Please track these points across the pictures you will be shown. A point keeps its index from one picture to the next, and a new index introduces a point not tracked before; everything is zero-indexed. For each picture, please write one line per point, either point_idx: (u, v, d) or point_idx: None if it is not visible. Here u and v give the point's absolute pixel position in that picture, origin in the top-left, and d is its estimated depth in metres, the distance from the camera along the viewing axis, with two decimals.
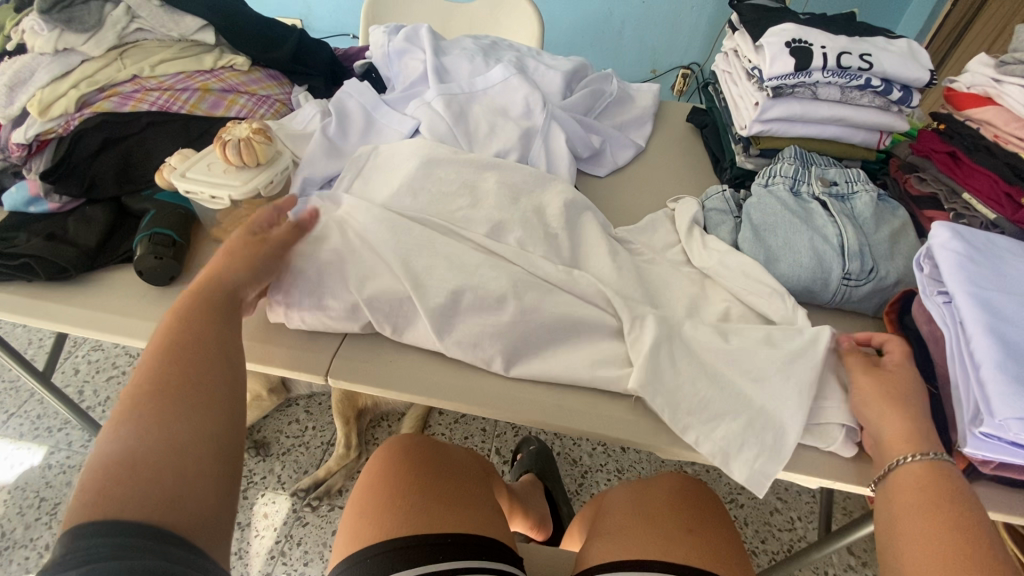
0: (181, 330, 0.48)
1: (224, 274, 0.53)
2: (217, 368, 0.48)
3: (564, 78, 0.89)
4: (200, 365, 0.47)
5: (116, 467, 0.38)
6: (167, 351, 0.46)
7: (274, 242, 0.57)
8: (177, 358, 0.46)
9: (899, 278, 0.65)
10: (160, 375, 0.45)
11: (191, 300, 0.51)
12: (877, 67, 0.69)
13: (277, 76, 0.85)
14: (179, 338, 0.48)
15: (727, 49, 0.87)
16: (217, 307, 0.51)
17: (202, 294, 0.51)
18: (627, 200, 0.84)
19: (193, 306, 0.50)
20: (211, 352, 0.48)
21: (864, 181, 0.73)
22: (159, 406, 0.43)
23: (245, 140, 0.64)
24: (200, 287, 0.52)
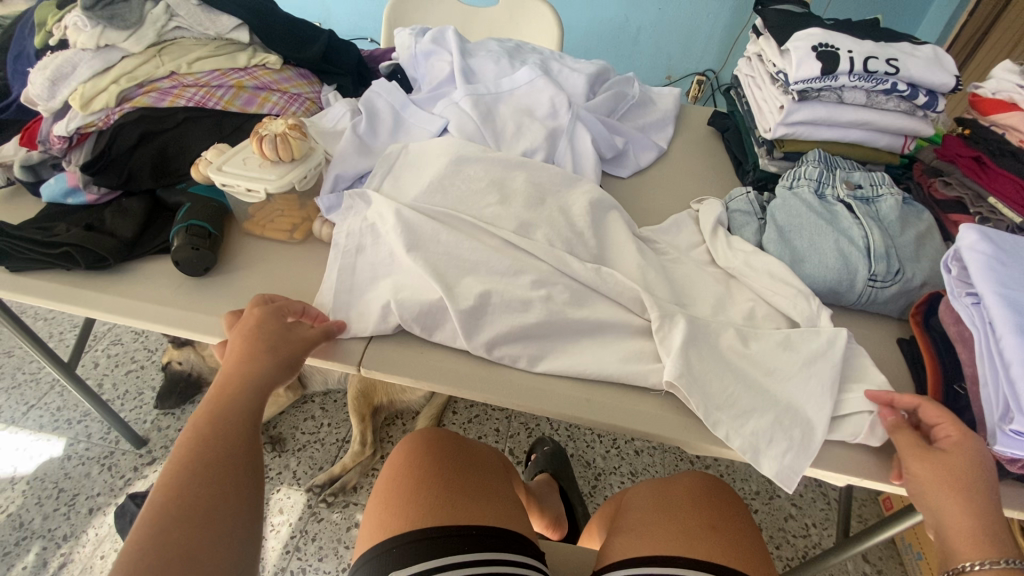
0: (218, 405, 0.50)
1: (254, 370, 0.52)
2: (246, 442, 0.50)
3: (588, 80, 0.90)
4: (230, 485, 0.46)
5: (182, 495, 0.44)
6: (208, 419, 0.49)
7: (305, 337, 0.56)
8: (210, 448, 0.47)
9: (924, 280, 0.65)
10: (194, 466, 0.46)
11: (216, 395, 0.51)
12: (903, 72, 0.69)
13: (307, 75, 0.87)
14: (219, 413, 0.50)
15: (751, 54, 0.88)
16: (249, 400, 0.52)
17: (246, 367, 0.52)
18: (651, 201, 0.85)
19: (234, 394, 0.51)
20: (246, 462, 0.49)
21: (889, 184, 0.73)
22: (187, 518, 0.43)
23: (282, 135, 0.65)
24: (228, 384, 0.52)
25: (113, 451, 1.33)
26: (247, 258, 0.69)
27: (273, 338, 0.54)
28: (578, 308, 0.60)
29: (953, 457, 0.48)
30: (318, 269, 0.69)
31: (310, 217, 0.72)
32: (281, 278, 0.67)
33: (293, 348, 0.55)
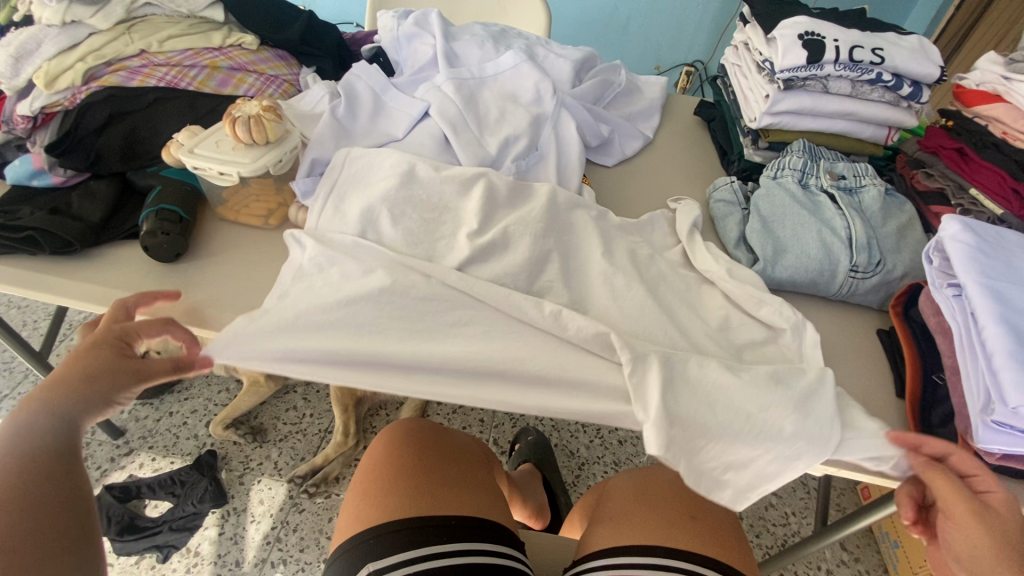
0: (29, 428, 0.46)
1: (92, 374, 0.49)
2: (67, 461, 0.47)
3: (574, 67, 0.88)
4: (52, 522, 0.43)
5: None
6: (41, 426, 0.46)
7: (142, 364, 0.52)
8: (11, 488, 0.42)
9: (905, 272, 0.65)
10: (1, 499, 0.42)
11: (53, 386, 0.48)
12: (888, 62, 0.69)
13: (285, 57, 0.84)
14: (29, 435, 0.46)
15: (738, 42, 0.87)
16: (65, 415, 0.48)
17: (66, 395, 0.48)
18: (636, 190, 0.84)
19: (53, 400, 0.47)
20: (58, 481, 0.45)
21: (872, 175, 0.73)
22: (18, 565, 0.40)
23: (256, 117, 0.63)
24: (55, 384, 0.48)
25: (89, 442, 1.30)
26: (221, 243, 0.67)
27: (106, 350, 0.51)
28: (558, 299, 0.60)
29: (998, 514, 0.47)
30: None
31: (287, 203, 0.71)
32: (256, 265, 0.65)
33: (142, 346, 0.53)
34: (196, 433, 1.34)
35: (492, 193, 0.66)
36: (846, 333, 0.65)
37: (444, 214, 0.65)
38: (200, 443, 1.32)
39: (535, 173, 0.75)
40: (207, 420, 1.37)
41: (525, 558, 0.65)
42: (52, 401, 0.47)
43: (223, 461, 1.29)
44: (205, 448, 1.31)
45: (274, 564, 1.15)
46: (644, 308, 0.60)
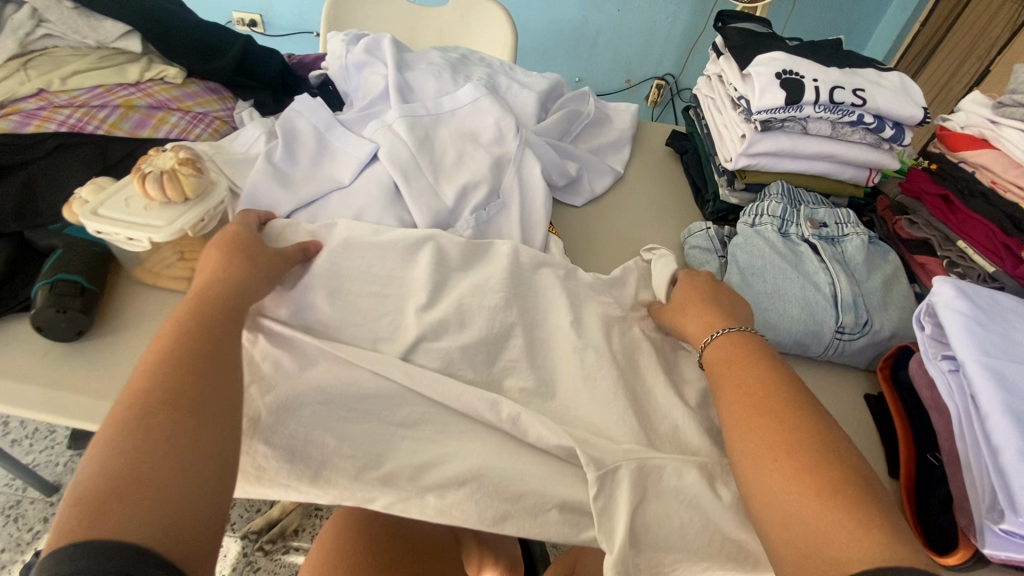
0: (161, 370, 0.38)
1: (237, 285, 0.48)
2: (224, 347, 0.42)
3: (539, 99, 0.82)
4: (203, 431, 0.36)
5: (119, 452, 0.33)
6: (171, 363, 0.38)
7: (263, 245, 0.54)
8: (152, 397, 0.36)
9: (893, 331, 0.61)
10: (153, 397, 0.36)
11: (198, 306, 0.44)
12: (870, 103, 0.65)
13: (218, 89, 0.76)
14: (170, 355, 0.39)
15: (711, 73, 0.82)
16: (229, 325, 0.44)
17: (188, 310, 0.44)
18: (607, 233, 0.78)
19: (189, 329, 0.41)
20: (212, 356, 0.41)
21: (854, 222, 0.69)
22: (115, 491, 0.31)
23: (169, 172, 0.55)
24: (205, 295, 0.46)
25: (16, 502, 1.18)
26: (135, 314, 0.58)
27: (252, 251, 0.52)
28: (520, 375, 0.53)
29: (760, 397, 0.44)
30: None
31: None
32: None
33: (261, 253, 0.53)
34: None
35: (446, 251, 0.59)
36: (833, 399, 0.60)
37: (393, 277, 0.57)
38: None
39: (497, 223, 0.68)
40: None
41: None
42: (151, 365, 0.38)
43: None
44: None
45: None
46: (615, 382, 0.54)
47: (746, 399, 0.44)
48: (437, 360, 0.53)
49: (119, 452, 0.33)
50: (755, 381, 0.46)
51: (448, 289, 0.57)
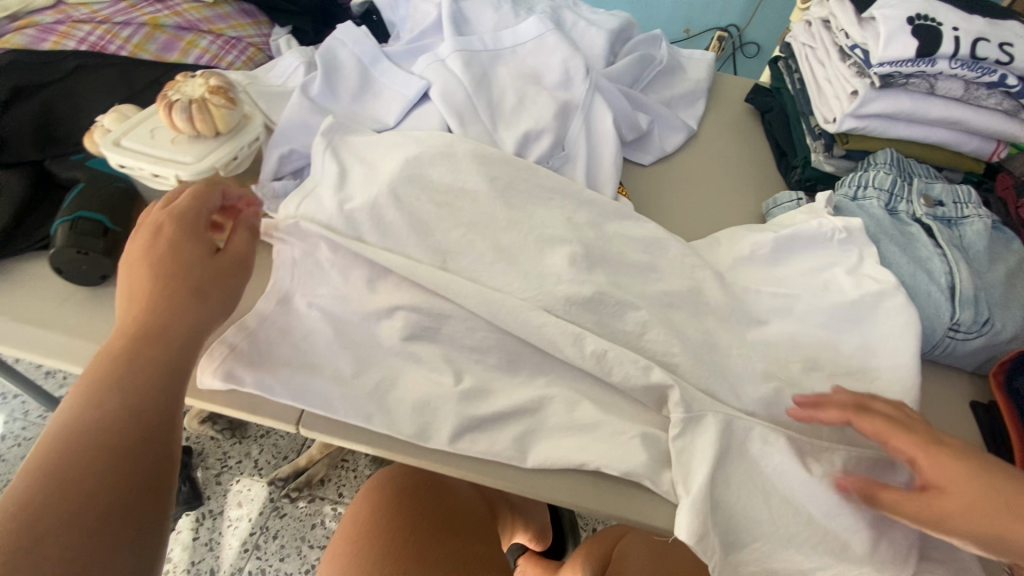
0: (112, 381, 0.37)
1: (170, 317, 0.40)
2: (179, 390, 0.39)
3: (609, 39, 0.72)
4: (140, 456, 0.35)
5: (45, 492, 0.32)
6: (120, 355, 0.38)
7: (232, 257, 0.45)
8: (111, 422, 0.35)
9: (1015, 333, 0.52)
10: (91, 430, 0.35)
11: (122, 358, 0.38)
12: (1017, 62, 0.55)
13: (253, 12, 0.68)
14: (117, 380, 0.37)
15: (813, 18, 0.71)
16: (182, 301, 0.41)
17: (168, 300, 0.40)
18: (677, 198, 0.69)
19: (140, 336, 0.39)
20: (153, 439, 0.36)
21: (976, 203, 0.58)
22: (62, 493, 0.32)
23: (198, 102, 0.48)
24: (162, 278, 0.41)
25: None
26: None
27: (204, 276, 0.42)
28: (582, 359, 0.47)
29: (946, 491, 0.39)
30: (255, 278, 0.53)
31: None
32: None
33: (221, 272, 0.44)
34: None
35: (504, 209, 0.52)
36: (933, 404, 0.53)
37: (444, 232, 0.50)
38: None
39: None
40: None
41: None
42: (122, 362, 0.38)
43: (199, 457, 1.20)
44: None
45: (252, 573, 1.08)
46: (691, 370, 0.48)
47: (971, 476, 0.38)
48: (489, 334, 0.48)
49: (52, 484, 0.32)
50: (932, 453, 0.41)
51: (505, 253, 0.50)
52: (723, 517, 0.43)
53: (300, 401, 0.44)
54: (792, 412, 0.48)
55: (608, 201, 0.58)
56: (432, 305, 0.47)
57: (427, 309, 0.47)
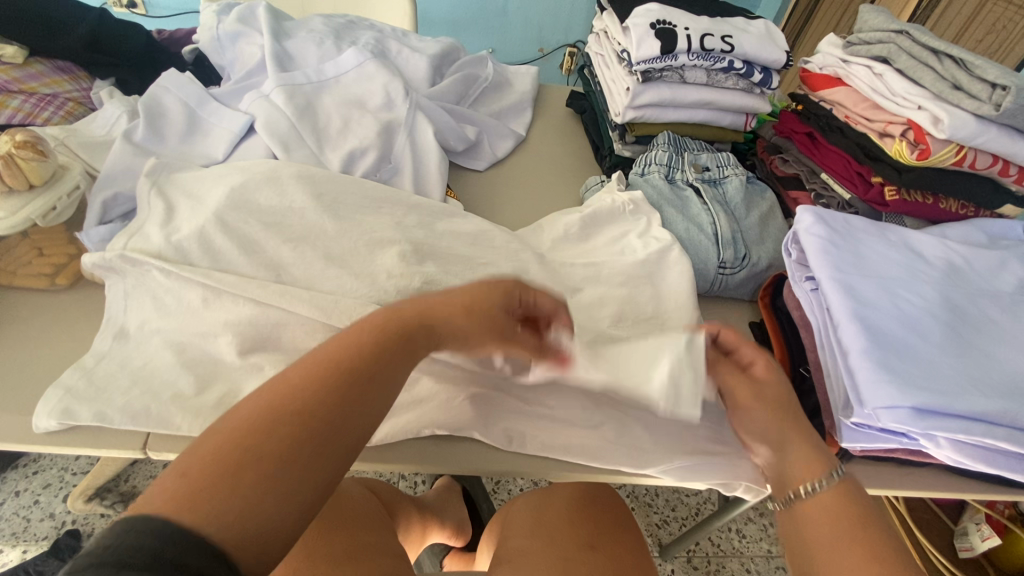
0: (228, 488, 0.30)
1: (336, 353, 0.38)
2: (256, 416, 0.33)
3: (430, 63, 0.80)
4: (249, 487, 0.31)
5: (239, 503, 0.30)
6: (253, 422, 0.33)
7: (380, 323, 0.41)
8: (323, 403, 0.35)
9: (770, 262, 0.65)
10: (204, 454, 0.32)
11: (269, 398, 0.34)
12: (738, 50, 0.68)
13: (69, 68, 0.69)
14: (253, 432, 0.33)
15: (598, 30, 0.83)
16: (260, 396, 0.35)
17: (288, 430, 0.33)
18: (509, 195, 0.78)
19: (303, 380, 0.36)
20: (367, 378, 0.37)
21: (734, 165, 0.72)
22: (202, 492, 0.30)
23: (3, 157, 0.49)
24: (269, 407, 0.34)
25: None
26: None
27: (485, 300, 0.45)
28: None
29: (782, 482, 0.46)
30: (94, 322, 0.55)
31: (83, 254, 0.58)
32: (44, 340, 0.53)
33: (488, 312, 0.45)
34: (52, 512, 1.15)
35: (332, 221, 0.58)
36: None
37: (275, 249, 0.54)
38: (58, 522, 1.14)
39: None
40: (65, 494, 1.17)
41: None
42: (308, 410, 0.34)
43: (90, 538, 1.12)
44: (65, 528, 1.13)
45: None
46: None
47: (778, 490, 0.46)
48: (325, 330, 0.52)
49: (208, 466, 0.31)
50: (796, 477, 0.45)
51: (337, 259, 0.56)
52: (547, 450, 0.50)
53: (145, 424, 0.47)
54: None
55: (435, 204, 0.65)
56: (268, 316, 0.51)
57: (264, 319, 0.51)
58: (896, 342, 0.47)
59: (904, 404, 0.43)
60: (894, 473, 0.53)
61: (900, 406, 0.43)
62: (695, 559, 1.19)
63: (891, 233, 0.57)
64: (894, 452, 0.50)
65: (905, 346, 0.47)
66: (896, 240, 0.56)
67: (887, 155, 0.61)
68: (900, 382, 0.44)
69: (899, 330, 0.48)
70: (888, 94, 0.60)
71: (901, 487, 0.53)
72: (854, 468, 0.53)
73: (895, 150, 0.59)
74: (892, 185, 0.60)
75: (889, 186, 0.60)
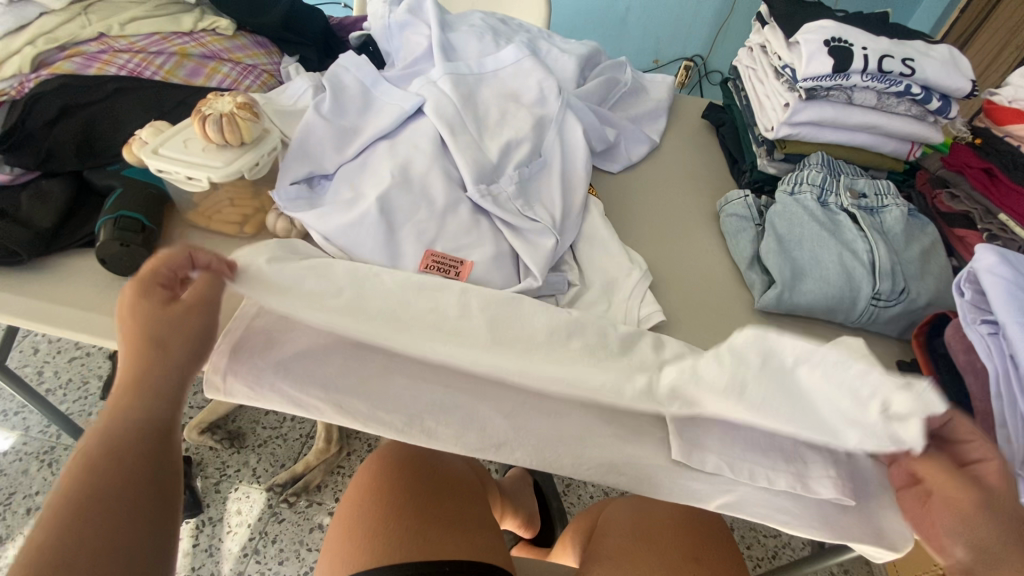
0: (73, 523, 0.37)
1: (116, 445, 0.41)
2: (111, 496, 0.39)
3: (578, 63, 0.83)
4: (111, 502, 0.39)
5: (69, 513, 0.38)
6: (100, 459, 0.40)
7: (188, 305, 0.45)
8: (125, 485, 0.40)
9: (929, 300, 0.61)
10: (84, 488, 0.39)
11: (81, 472, 0.39)
12: (919, 74, 0.64)
13: (265, 44, 0.78)
14: (114, 463, 0.41)
15: (754, 44, 0.82)
16: (108, 483, 0.40)
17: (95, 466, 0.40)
18: (644, 202, 0.79)
19: (100, 444, 0.41)
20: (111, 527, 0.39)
21: (894, 194, 0.69)
22: (71, 534, 0.37)
23: (228, 115, 0.56)
24: (91, 471, 0.40)
25: (53, 446, 1.25)
26: None
27: (161, 326, 0.44)
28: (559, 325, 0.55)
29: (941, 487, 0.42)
30: None
31: (265, 208, 0.64)
32: None
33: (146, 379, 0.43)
34: None
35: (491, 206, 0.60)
36: None
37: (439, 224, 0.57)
38: None
39: (538, 183, 0.68)
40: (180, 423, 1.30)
41: None
42: (93, 461, 0.40)
43: (198, 467, 1.24)
44: None
45: None
46: None
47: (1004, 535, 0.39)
48: None
49: (58, 514, 0.37)
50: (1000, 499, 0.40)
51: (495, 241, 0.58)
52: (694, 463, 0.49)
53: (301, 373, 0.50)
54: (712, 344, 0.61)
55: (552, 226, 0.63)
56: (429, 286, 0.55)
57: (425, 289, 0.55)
58: None
59: None
60: None
61: None
62: None
63: None
64: None
65: None
66: None
67: None
68: None
69: None
70: None
71: None
72: None
73: None
74: None
75: None
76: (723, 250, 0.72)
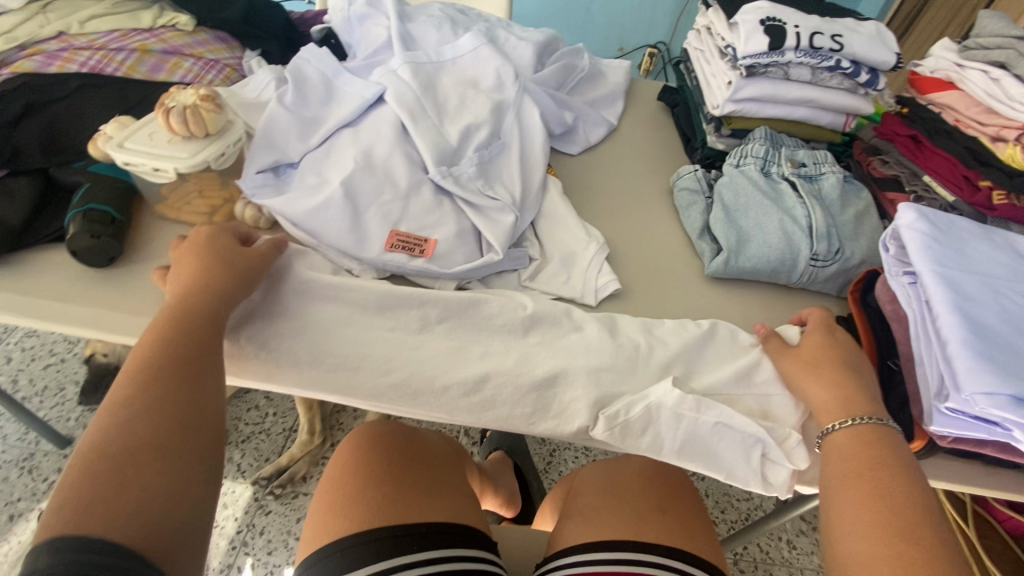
0: (164, 417, 0.42)
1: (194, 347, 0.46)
2: (199, 397, 0.45)
3: (535, 50, 0.86)
4: (185, 399, 0.44)
5: (142, 403, 0.42)
6: (174, 361, 0.45)
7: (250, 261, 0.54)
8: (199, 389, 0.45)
9: (863, 259, 0.66)
10: (155, 384, 0.43)
11: (166, 362, 0.45)
12: (847, 49, 0.69)
13: (226, 38, 0.79)
14: (181, 367, 0.45)
15: (700, 26, 0.86)
16: (193, 381, 0.45)
17: (172, 370, 0.44)
18: (602, 180, 0.82)
19: (176, 346, 0.46)
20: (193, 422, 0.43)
21: (831, 163, 0.74)
22: (151, 423, 0.41)
23: (191, 107, 0.58)
24: (179, 367, 0.45)
25: (33, 453, 1.25)
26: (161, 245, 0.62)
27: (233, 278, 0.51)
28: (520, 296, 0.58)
29: (857, 469, 0.47)
30: None
31: (233, 198, 0.66)
32: None
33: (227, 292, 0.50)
34: None
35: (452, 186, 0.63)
36: None
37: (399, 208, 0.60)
38: None
39: (498, 165, 0.71)
40: None
41: (498, 560, 0.65)
42: (169, 360, 0.45)
43: None
44: None
45: (240, 568, 1.12)
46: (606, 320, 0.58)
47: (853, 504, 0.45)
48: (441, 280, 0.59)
49: (139, 408, 0.42)
50: (851, 463, 0.48)
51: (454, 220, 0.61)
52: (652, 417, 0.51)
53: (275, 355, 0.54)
54: (664, 308, 0.65)
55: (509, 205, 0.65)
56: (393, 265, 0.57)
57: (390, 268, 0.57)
58: (998, 337, 0.48)
59: (1004, 391, 0.44)
60: (981, 473, 0.54)
61: (1000, 393, 0.44)
62: (742, 562, 1.19)
63: (998, 237, 0.57)
64: (983, 448, 0.51)
65: (1007, 342, 0.48)
66: (1003, 243, 0.57)
67: (997, 159, 0.62)
68: (1000, 371, 0.45)
69: (1001, 327, 0.49)
70: (1005, 98, 0.62)
71: (989, 487, 0.53)
72: (944, 462, 0.54)
73: (1007, 154, 0.61)
74: (1000, 189, 0.61)
75: (997, 189, 0.61)
76: (678, 222, 0.76)
